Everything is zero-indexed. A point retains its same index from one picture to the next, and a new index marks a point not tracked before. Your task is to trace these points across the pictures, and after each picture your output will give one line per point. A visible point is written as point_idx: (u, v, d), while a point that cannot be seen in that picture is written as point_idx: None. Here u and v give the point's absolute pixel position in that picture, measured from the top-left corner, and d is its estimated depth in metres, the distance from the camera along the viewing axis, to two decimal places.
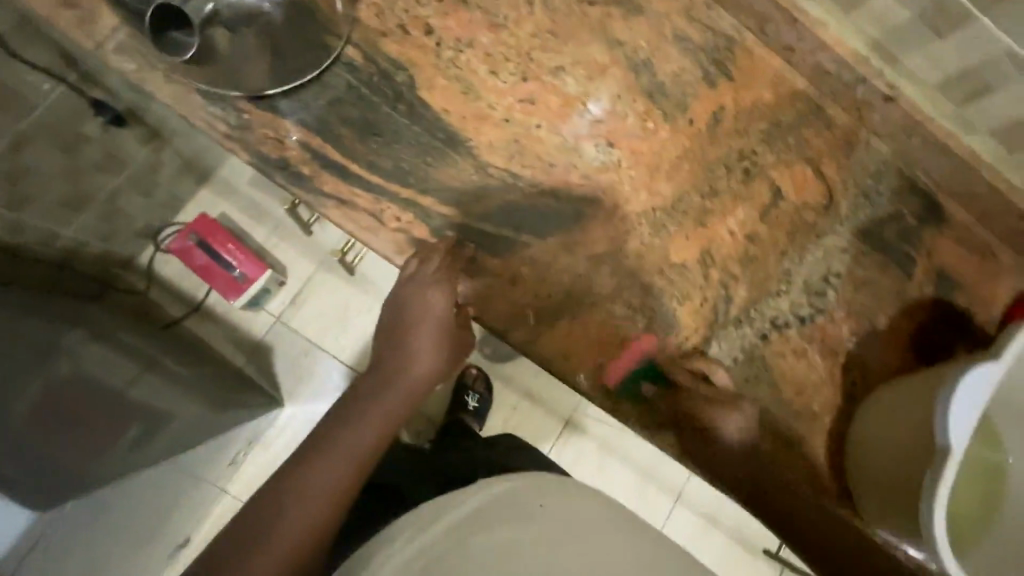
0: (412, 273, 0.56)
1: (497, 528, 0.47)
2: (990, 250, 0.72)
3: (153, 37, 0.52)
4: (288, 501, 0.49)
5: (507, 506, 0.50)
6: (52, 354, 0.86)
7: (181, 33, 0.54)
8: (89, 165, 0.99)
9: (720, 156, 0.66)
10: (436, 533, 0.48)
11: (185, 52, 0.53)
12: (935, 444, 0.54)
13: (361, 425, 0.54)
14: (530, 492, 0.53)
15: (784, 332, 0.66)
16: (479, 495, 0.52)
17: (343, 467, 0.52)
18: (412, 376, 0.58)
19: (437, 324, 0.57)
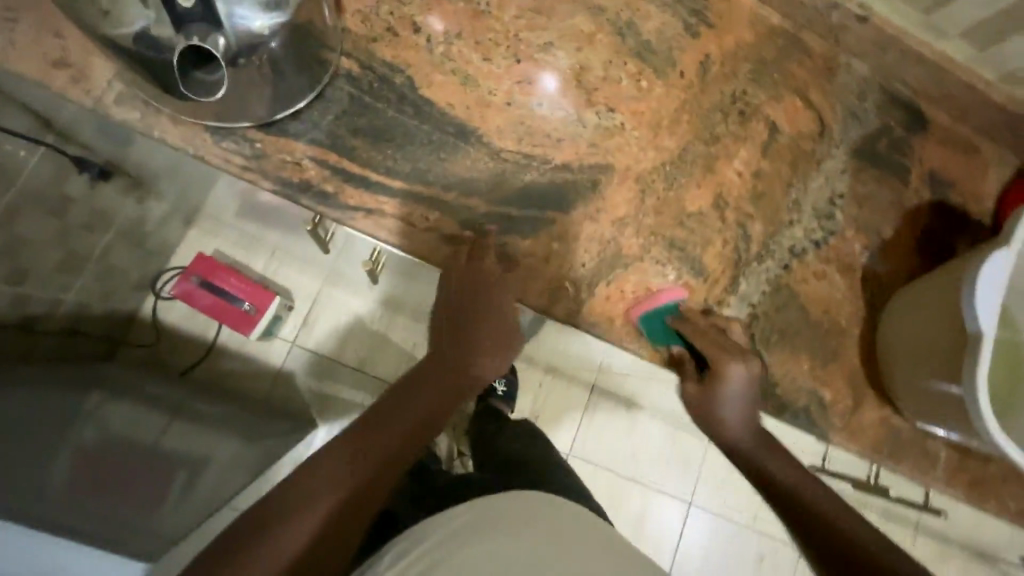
0: (472, 259, 0.58)
1: (494, 540, 0.43)
2: (974, 147, 0.76)
3: (180, 79, 0.46)
4: (314, 494, 0.47)
5: (508, 515, 0.46)
6: (79, 420, 0.87)
7: (206, 71, 0.46)
8: (78, 227, 0.97)
9: (713, 103, 0.68)
10: (429, 548, 0.44)
11: (214, 94, 0.47)
12: (968, 330, 0.58)
13: (397, 424, 0.53)
14: (523, 506, 0.48)
15: (803, 259, 0.69)
16: (468, 511, 0.47)
17: (372, 465, 0.50)
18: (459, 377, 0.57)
19: (492, 320, 0.58)
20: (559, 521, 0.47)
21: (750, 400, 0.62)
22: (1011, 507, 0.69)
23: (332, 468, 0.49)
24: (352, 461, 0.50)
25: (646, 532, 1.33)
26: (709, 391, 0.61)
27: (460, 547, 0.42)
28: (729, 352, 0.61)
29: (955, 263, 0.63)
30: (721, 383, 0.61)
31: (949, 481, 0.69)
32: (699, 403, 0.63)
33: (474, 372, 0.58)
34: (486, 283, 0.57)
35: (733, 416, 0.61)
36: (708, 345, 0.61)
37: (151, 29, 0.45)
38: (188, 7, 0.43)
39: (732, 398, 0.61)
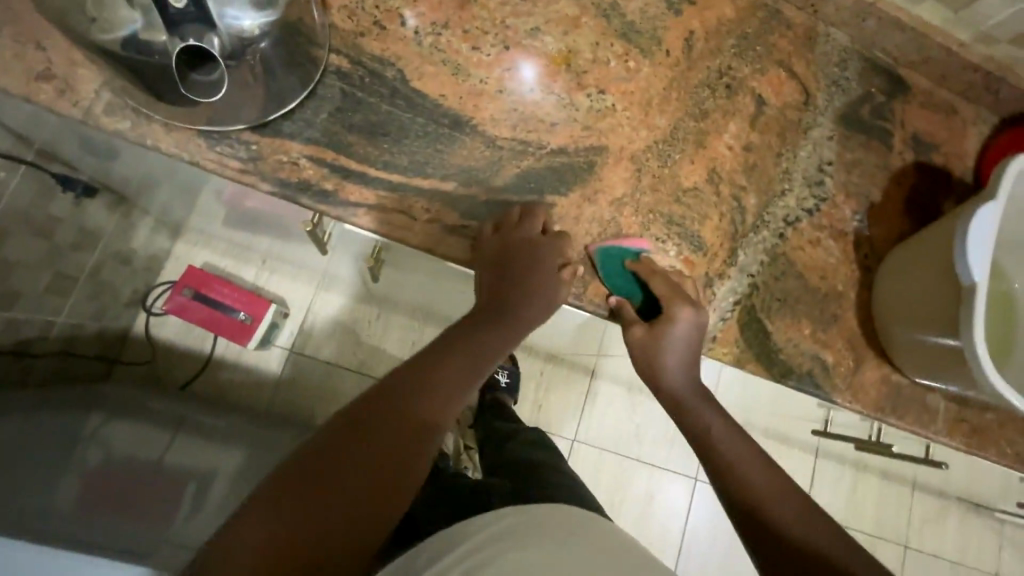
0: (503, 240, 0.59)
1: (540, 540, 0.43)
2: (953, 108, 0.78)
3: (180, 79, 0.48)
4: (341, 473, 0.45)
5: (551, 518, 0.46)
6: (79, 445, 0.86)
7: (203, 73, 0.48)
8: (65, 246, 0.96)
9: (701, 79, 0.69)
10: (475, 547, 0.43)
11: (211, 93, 0.50)
12: (962, 285, 0.60)
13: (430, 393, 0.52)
14: (562, 511, 0.48)
15: (797, 228, 0.70)
16: (507, 515, 0.47)
17: (407, 438, 0.49)
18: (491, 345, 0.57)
19: (529, 284, 0.58)
20: (592, 531, 0.47)
21: (691, 346, 0.62)
22: (1009, 453, 0.72)
23: (329, 464, 0.45)
24: (355, 454, 0.46)
25: (655, 511, 1.35)
26: (656, 333, 0.61)
27: (509, 544, 0.43)
28: (680, 294, 0.61)
29: (945, 220, 0.65)
30: (671, 325, 0.60)
31: (949, 432, 0.71)
32: (644, 347, 0.62)
33: (501, 340, 0.57)
34: (525, 248, 0.58)
35: (673, 365, 0.62)
36: (658, 289, 0.61)
37: (140, 33, 0.45)
38: (182, 8, 0.42)
39: (677, 343, 0.61)
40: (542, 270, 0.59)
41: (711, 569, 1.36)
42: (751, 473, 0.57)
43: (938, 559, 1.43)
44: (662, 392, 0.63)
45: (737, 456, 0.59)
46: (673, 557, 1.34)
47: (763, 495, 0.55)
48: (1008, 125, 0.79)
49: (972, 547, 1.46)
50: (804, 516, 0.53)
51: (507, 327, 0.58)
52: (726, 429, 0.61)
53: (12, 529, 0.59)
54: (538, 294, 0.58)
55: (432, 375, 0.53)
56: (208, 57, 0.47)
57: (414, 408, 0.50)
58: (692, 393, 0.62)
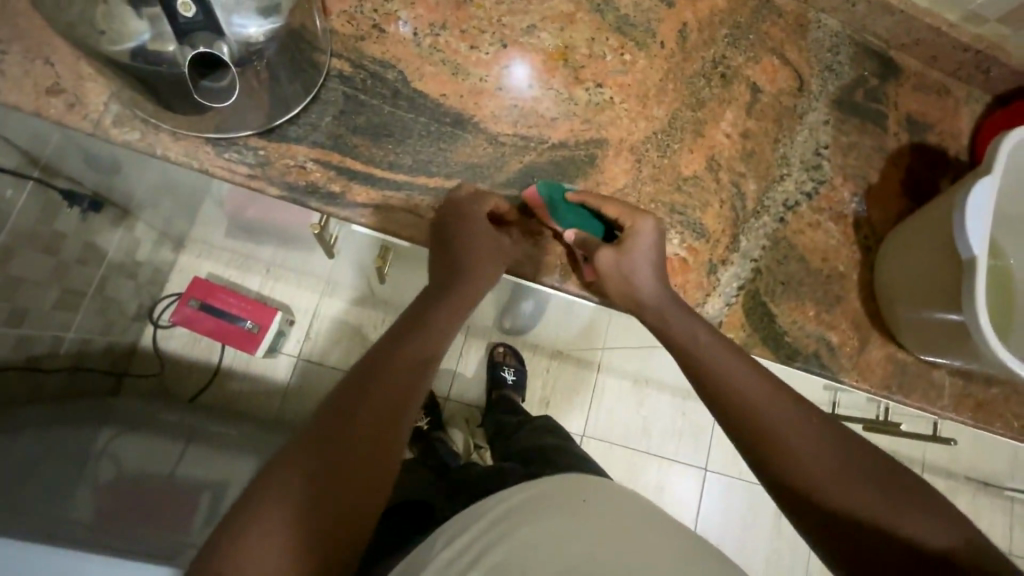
0: (448, 212, 0.59)
1: (540, 518, 0.43)
2: (945, 88, 0.79)
3: (194, 90, 0.50)
4: (325, 456, 0.44)
5: (549, 499, 0.46)
6: (94, 459, 0.87)
7: (213, 80, 0.51)
8: (73, 261, 0.96)
9: (696, 69, 0.70)
10: (474, 538, 0.43)
11: (221, 99, 0.53)
12: (962, 259, 0.60)
13: (395, 370, 0.51)
14: (563, 488, 0.48)
15: (797, 211, 0.71)
16: (506, 500, 0.47)
17: (380, 416, 0.48)
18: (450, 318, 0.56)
19: (482, 247, 0.58)
20: (604, 506, 0.46)
21: (657, 259, 0.60)
22: (1015, 425, 0.73)
23: (313, 464, 0.44)
24: (337, 449, 0.45)
25: (666, 502, 1.35)
26: (624, 250, 0.58)
27: (507, 530, 0.43)
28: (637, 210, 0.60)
29: (944, 197, 0.66)
30: (636, 239, 0.59)
31: (955, 408, 0.72)
32: (616, 269, 0.58)
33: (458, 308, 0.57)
34: (464, 216, 0.58)
35: (649, 282, 0.59)
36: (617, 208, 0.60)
37: (148, 44, 0.45)
38: (191, 17, 0.43)
39: (644, 257, 0.59)
40: (487, 236, 0.58)
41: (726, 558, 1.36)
42: (785, 426, 0.52)
43: None
44: (637, 305, 0.60)
45: (765, 404, 0.53)
46: None
47: (801, 449, 0.51)
48: (1001, 103, 0.80)
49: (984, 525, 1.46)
50: (841, 472, 0.49)
51: (470, 293, 0.57)
52: (747, 372, 0.55)
53: (33, 538, 0.60)
54: (491, 261, 0.58)
55: (396, 350, 0.52)
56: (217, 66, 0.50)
57: (383, 386, 0.49)
58: (677, 310, 0.59)
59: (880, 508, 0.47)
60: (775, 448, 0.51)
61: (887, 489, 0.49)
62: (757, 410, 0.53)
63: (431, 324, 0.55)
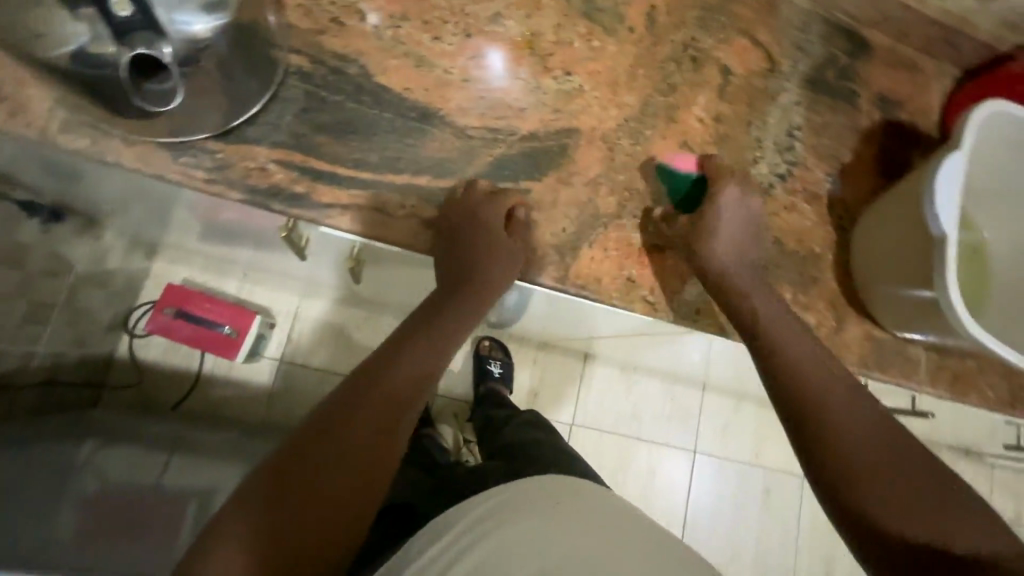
0: (457, 211, 0.58)
1: (523, 521, 0.44)
2: (914, 64, 0.79)
3: (133, 89, 0.52)
4: (318, 457, 0.45)
5: (535, 499, 0.47)
6: (75, 473, 0.85)
7: (156, 83, 0.53)
8: (39, 274, 0.93)
9: (666, 53, 0.69)
10: (457, 536, 0.44)
11: (164, 103, 0.53)
12: (932, 237, 0.61)
13: (402, 373, 0.52)
14: (546, 489, 0.49)
15: (772, 194, 0.71)
16: (491, 499, 0.48)
17: (380, 418, 0.49)
18: (456, 321, 0.57)
19: (489, 247, 0.57)
20: (585, 511, 0.47)
21: (740, 223, 0.63)
22: (990, 396, 0.74)
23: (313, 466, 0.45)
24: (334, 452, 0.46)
25: (658, 487, 1.36)
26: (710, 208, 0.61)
27: (491, 529, 0.44)
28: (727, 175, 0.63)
29: (915, 174, 0.66)
30: (723, 201, 0.62)
31: (932, 381, 0.73)
32: (696, 234, 0.61)
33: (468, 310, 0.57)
34: (470, 215, 0.58)
35: (724, 246, 0.61)
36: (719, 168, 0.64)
37: (88, 45, 0.50)
38: (128, 16, 0.47)
39: (732, 219, 0.62)
40: (494, 236, 0.58)
41: (719, 538, 1.38)
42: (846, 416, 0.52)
43: None
44: (719, 263, 0.60)
45: (826, 391, 0.53)
46: (680, 530, 1.36)
47: (857, 443, 0.50)
48: (972, 77, 0.80)
49: None
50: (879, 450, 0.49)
51: (485, 295, 0.58)
52: (812, 358, 0.56)
53: None
54: (496, 261, 0.58)
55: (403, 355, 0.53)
56: (159, 67, 0.52)
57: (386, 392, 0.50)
58: (749, 281, 0.61)
59: (923, 519, 0.45)
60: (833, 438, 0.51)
61: (936, 498, 0.47)
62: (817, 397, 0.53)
63: (438, 328, 0.55)
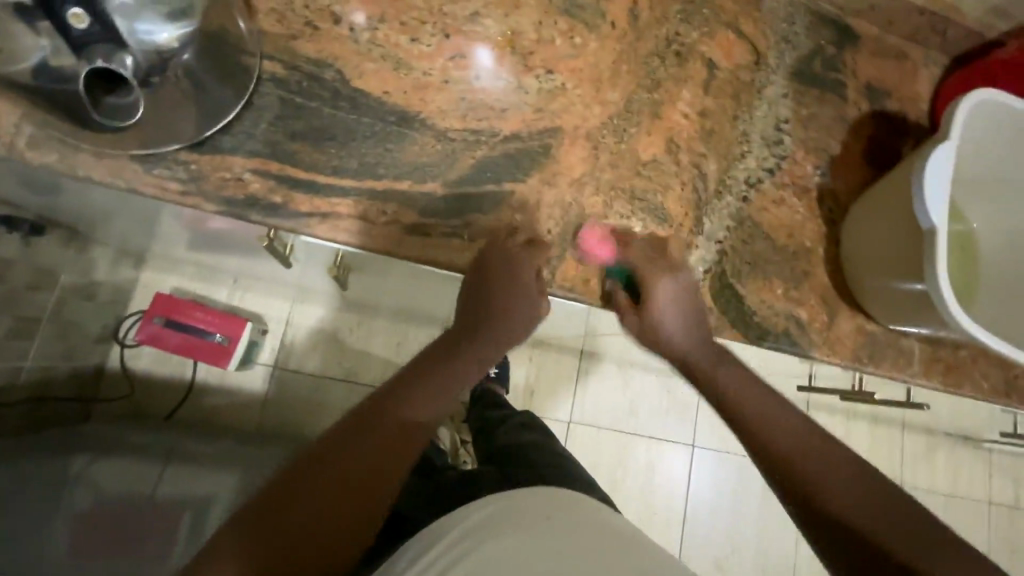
0: (490, 255, 0.60)
1: (518, 531, 0.44)
2: (903, 53, 0.78)
3: (92, 103, 0.51)
4: (337, 464, 0.50)
5: (538, 506, 0.48)
6: (68, 488, 0.84)
7: (117, 96, 0.52)
8: (22, 289, 0.92)
9: (651, 48, 0.67)
10: (454, 539, 0.45)
11: (125, 117, 0.53)
12: (922, 228, 0.60)
13: (426, 403, 0.57)
14: (546, 500, 0.49)
15: (760, 189, 0.71)
16: (491, 504, 0.48)
17: (396, 435, 0.54)
18: (477, 360, 0.63)
19: (520, 294, 0.61)
20: (580, 519, 0.47)
21: (687, 308, 0.65)
22: (984, 386, 0.73)
23: (342, 472, 0.49)
24: (359, 454, 0.51)
25: (656, 482, 1.36)
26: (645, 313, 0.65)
27: (486, 534, 0.44)
28: (654, 266, 0.64)
29: (906, 165, 0.65)
30: (653, 299, 0.64)
31: (925, 373, 0.72)
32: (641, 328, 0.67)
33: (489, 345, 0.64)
34: (510, 263, 0.59)
35: (678, 330, 0.65)
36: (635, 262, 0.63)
37: (50, 58, 0.51)
38: (86, 29, 0.46)
39: (670, 311, 0.65)
40: (524, 285, 0.61)
41: (718, 532, 1.38)
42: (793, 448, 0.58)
43: (933, 495, 1.44)
44: (674, 355, 0.67)
45: (778, 428, 0.60)
46: (679, 525, 1.36)
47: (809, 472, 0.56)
48: (960, 65, 0.79)
49: (965, 479, 1.47)
50: (854, 490, 0.54)
51: (503, 336, 0.65)
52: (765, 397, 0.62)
53: None
54: (521, 307, 0.63)
55: (424, 385, 0.58)
56: (120, 81, 0.52)
57: (407, 415, 0.55)
58: (707, 358, 0.65)
59: (898, 539, 0.50)
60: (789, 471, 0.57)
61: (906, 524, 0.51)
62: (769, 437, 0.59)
63: (461, 366, 0.61)
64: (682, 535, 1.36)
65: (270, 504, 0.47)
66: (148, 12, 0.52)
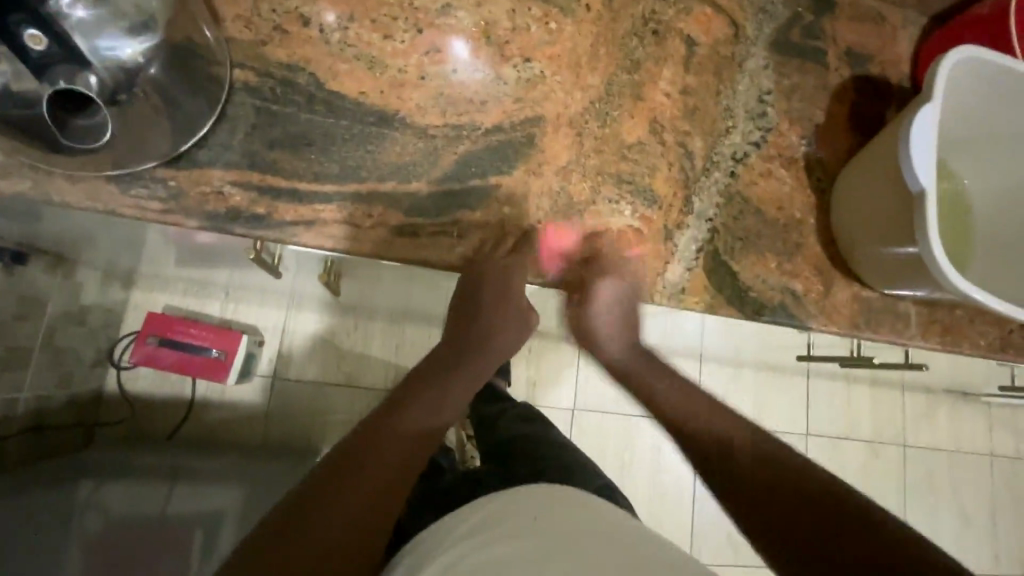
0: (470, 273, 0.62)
1: (510, 527, 0.50)
2: (881, 15, 0.77)
3: (59, 129, 0.51)
4: (350, 473, 0.49)
5: (550, 505, 0.54)
6: (75, 512, 0.83)
7: (85, 117, 0.52)
8: (10, 318, 0.90)
9: (626, 29, 0.67)
10: (465, 525, 0.53)
11: (95, 138, 0.52)
12: (911, 192, 0.60)
13: (431, 411, 0.57)
14: (536, 497, 0.56)
15: (747, 163, 0.70)
16: (491, 502, 0.55)
17: (406, 442, 0.53)
18: (476, 369, 0.65)
19: (508, 301, 0.66)
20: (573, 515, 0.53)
21: (625, 309, 0.69)
22: (982, 344, 0.73)
23: (371, 474, 0.50)
24: (383, 452, 0.52)
25: (664, 462, 1.37)
26: (585, 305, 0.69)
27: (481, 525, 0.52)
28: (592, 271, 0.65)
29: (890, 129, 0.65)
30: (593, 297, 0.68)
31: (923, 335, 0.72)
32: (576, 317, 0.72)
33: (485, 355, 0.66)
34: (505, 272, 0.62)
35: (611, 336, 0.72)
36: (570, 271, 0.66)
37: (11, 84, 0.48)
38: (44, 50, 0.45)
39: (605, 311, 0.70)
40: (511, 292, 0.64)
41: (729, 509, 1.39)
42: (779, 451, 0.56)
43: (936, 452, 1.45)
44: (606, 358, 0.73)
45: (700, 413, 0.62)
46: (688, 503, 1.37)
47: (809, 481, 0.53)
48: (939, 23, 0.78)
49: (966, 435, 1.48)
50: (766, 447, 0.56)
51: (495, 347, 0.67)
52: (674, 389, 0.66)
53: None
54: (508, 322, 0.67)
55: (429, 395, 0.59)
56: (82, 100, 0.51)
57: (416, 423, 0.55)
58: (634, 363, 0.72)
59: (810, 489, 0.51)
60: (775, 473, 0.53)
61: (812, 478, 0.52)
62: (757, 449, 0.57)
63: (464, 372, 0.63)
64: (694, 514, 1.37)
65: (288, 518, 0.46)
66: (108, 27, 0.48)
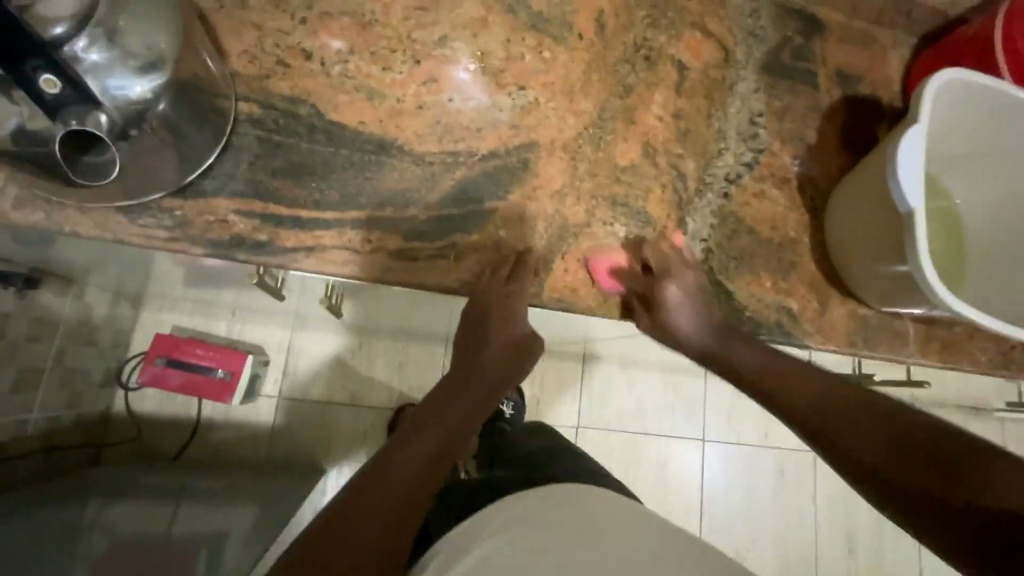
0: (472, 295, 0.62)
1: (541, 519, 0.52)
2: (870, 37, 0.79)
3: (69, 168, 0.51)
4: (369, 502, 0.48)
5: (575, 503, 0.55)
6: (82, 533, 0.83)
7: (93, 155, 0.52)
8: (23, 340, 0.92)
9: (619, 55, 0.68)
10: (493, 523, 0.53)
11: (107, 174, 0.53)
12: (901, 213, 0.60)
13: (446, 429, 0.56)
14: (554, 494, 0.57)
15: (740, 183, 0.71)
16: (517, 501, 0.56)
17: (422, 463, 0.52)
18: (490, 386, 0.62)
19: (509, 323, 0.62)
20: (596, 509, 0.54)
21: (697, 304, 0.64)
22: (983, 360, 0.73)
23: (386, 502, 0.48)
24: (401, 477, 0.50)
25: (670, 478, 1.36)
26: (661, 317, 0.63)
27: (516, 519, 0.52)
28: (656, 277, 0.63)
29: (879, 150, 0.65)
30: (668, 303, 0.62)
31: (921, 351, 0.72)
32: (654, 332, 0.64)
33: (500, 372, 0.63)
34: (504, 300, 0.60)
35: (688, 326, 0.63)
36: (636, 283, 0.64)
37: (27, 122, 0.49)
38: (58, 93, 0.44)
39: (683, 314, 0.62)
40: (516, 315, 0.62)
41: (736, 526, 1.37)
42: (859, 425, 0.49)
43: None
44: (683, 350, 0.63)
45: (772, 377, 0.57)
46: (695, 520, 1.36)
47: (907, 464, 0.45)
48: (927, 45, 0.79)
49: None
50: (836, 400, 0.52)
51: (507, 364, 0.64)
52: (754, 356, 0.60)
53: None
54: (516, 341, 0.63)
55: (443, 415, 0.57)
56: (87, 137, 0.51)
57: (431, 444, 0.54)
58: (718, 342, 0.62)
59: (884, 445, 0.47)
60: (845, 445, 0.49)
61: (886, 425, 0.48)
62: (844, 428, 0.49)
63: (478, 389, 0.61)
64: (701, 531, 1.36)
65: (307, 553, 0.45)
66: (119, 68, 0.48)
